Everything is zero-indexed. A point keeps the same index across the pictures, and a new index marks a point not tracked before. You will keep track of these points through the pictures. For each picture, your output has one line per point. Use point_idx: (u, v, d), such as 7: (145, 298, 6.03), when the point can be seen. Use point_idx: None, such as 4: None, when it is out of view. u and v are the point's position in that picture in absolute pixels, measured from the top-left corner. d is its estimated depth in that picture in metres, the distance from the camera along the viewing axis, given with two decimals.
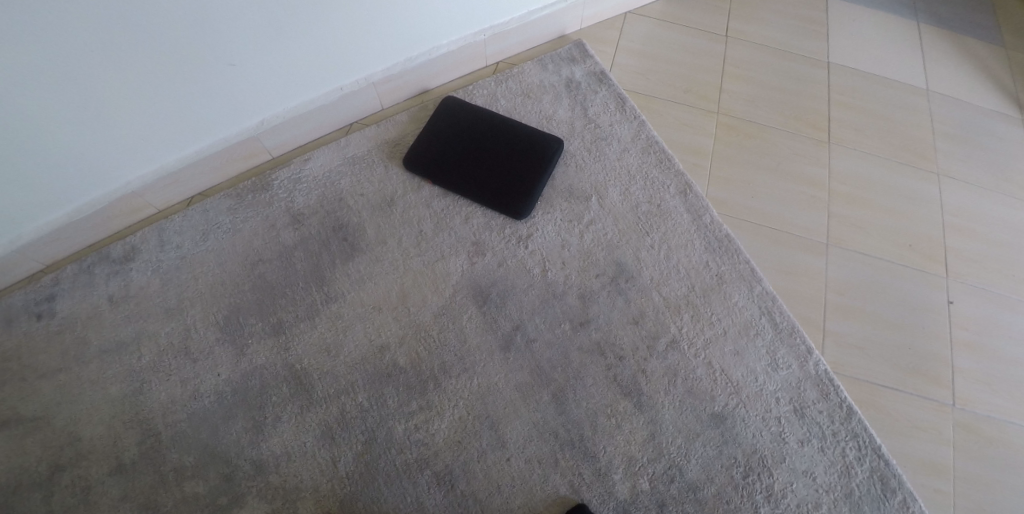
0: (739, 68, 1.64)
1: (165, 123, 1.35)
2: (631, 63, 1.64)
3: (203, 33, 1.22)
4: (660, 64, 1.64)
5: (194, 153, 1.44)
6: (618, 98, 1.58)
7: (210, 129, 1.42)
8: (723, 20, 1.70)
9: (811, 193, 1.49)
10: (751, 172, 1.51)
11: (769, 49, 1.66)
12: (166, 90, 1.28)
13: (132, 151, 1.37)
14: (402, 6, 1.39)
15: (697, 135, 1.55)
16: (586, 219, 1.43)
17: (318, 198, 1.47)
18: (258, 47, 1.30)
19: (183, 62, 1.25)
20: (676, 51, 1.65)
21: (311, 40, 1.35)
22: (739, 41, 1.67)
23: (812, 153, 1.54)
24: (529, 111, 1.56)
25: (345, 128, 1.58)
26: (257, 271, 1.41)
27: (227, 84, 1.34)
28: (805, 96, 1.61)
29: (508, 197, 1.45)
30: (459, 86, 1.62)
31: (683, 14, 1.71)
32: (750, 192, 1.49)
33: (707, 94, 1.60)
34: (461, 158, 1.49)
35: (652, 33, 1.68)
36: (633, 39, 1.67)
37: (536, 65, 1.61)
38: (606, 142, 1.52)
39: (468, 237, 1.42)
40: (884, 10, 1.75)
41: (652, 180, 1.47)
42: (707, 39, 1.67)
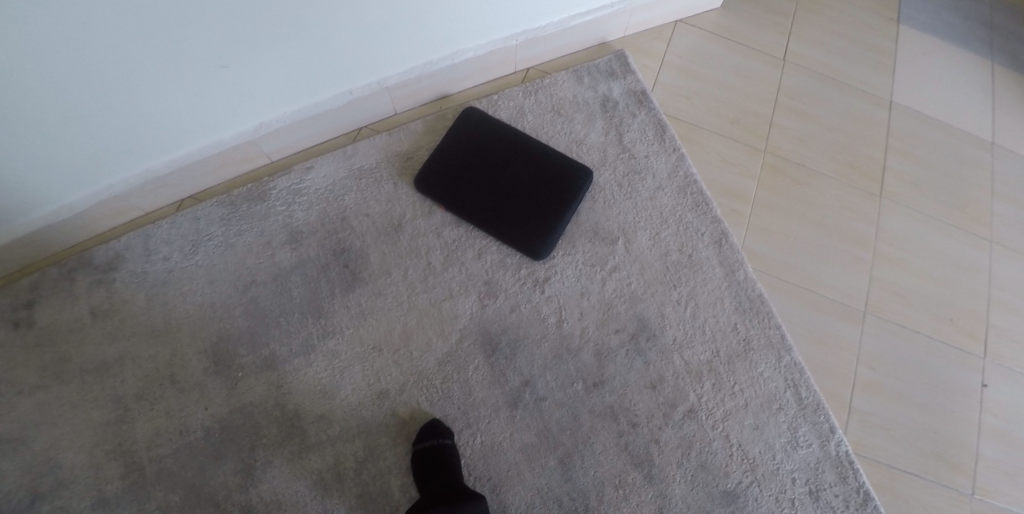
0: (795, 99, 1.51)
1: (150, 123, 1.19)
2: (675, 83, 1.49)
3: (191, 31, 1.06)
4: (708, 86, 1.50)
5: (185, 155, 1.29)
6: (657, 124, 1.43)
7: (201, 133, 1.26)
8: (784, 42, 1.56)
9: (856, 253, 1.40)
10: (792, 224, 1.40)
11: (829, 77, 1.54)
12: (149, 88, 1.12)
13: (113, 153, 1.22)
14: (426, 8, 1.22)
15: (740, 176, 1.43)
16: (609, 266, 1.32)
17: (319, 215, 1.34)
18: (256, 46, 1.14)
19: (172, 56, 1.08)
20: (728, 73, 1.51)
21: (318, 40, 1.18)
22: (799, 67, 1.55)
23: (861, 207, 1.43)
24: (558, 131, 1.41)
25: (353, 132, 1.43)
26: (251, 295, 1.30)
27: (220, 86, 1.18)
28: (861, 138, 1.49)
29: (526, 232, 1.31)
30: (483, 93, 1.45)
31: (741, 29, 1.57)
32: (787, 247, 1.38)
33: (756, 128, 1.47)
34: (478, 181, 1.35)
35: (705, 50, 1.53)
36: (682, 54, 1.52)
37: (571, 77, 1.45)
38: (640, 176, 1.39)
39: (480, 276, 1.30)
40: (956, 45, 1.62)
41: (686, 225, 1.36)
42: (764, 63, 1.53)
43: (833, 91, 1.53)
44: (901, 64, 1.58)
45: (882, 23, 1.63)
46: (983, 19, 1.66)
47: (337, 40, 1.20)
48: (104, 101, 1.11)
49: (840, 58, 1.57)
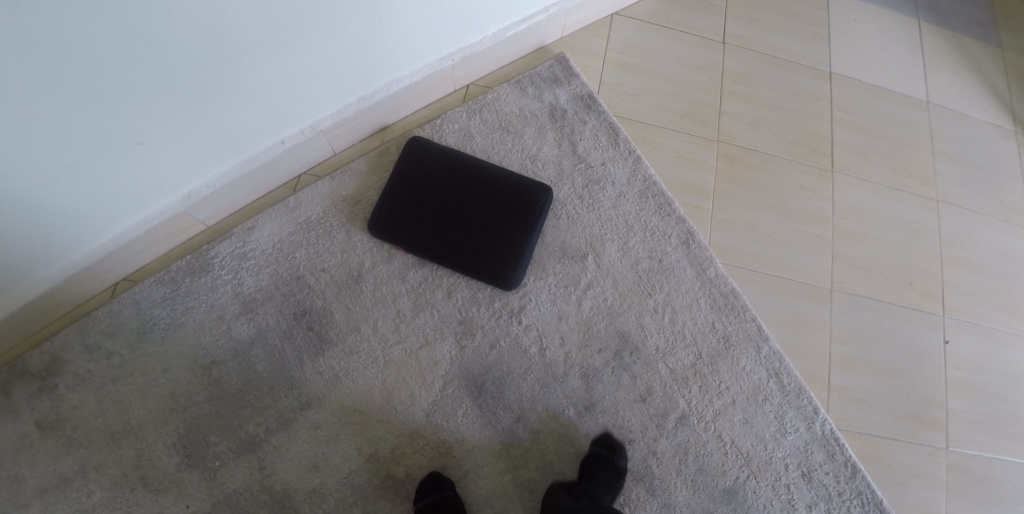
0: (739, 83, 1.50)
1: (77, 202, 1.07)
2: (620, 82, 1.45)
3: (115, 95, 0.95)
4: (652, 81, 1.47)
5: (117, 235, 1.18)
6: (609, 128, 1.39)
7: (135, 206, 1.15)
8: (719, 23, 1.54)
9: (816, 232, 1.42)
10: (753, 211, 1.41)
11: (768, 56, 1.54)
12: (72, 162, 1.00)
13: (38, 243, 1.09)
14: (365, 42, 1.13)
15: (697, 170, 1.42)
16: (583, 283, 1.29)
17: (272, 278, 1.25)
18: (190, 105, 1.03)
19: (96, 124, 0.97)
20: (669, 65, 1.49)
21: (258, 91, 1.09)
22: (738, 48, 1.53)
23: (814, 184, 1.45)
24: (510, 149, 1.35)
25: (292, 182, 1.32)
26: (213, 376, 1.21)
27: (153, 152, 1.07)
28: (805, 113, 1.50)
29: (494, 263, 1.26)
30: (425, 118, 1.37)
31: (677, 16, 1.54)
32: (750, 236, 1.39)
33: (705, 118, 1.46)
34: (434, 216, 1.28)
35: (644, 42, 1.50)
36: (622, 51, 1.48)
37: (514, 89, 1.39)
38: (600, 185, 1.35)
39: (454, 316, 1.26)
40: (882, 5, 1.64)
41: (653, 229, 1.35)
42: (703, 48, 1.51)
43: (774, 69, 1.53)
44: (835, 32, 1.59)
45: None
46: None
47: (264, 91, 1.10)
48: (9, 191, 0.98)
49: (775, 33, 1.56)
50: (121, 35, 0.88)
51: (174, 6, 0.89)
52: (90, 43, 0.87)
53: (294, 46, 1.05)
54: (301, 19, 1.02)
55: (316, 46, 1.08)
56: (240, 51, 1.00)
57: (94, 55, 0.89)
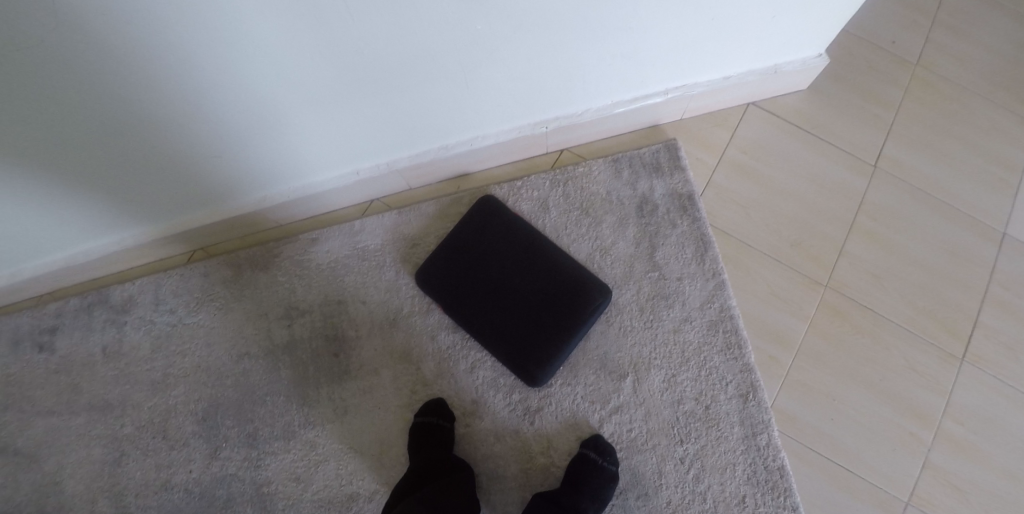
0: (878, 221, 1.22)
1: (192, 180, 1.17)
2: (731, 187, 1.26)
3: (234, 100, 1.01)
4: (772, 194, 1.25)
5: (205, 216, 1.27)
6: (699, 239, 1.23)
7: (238, 192, 1.23)
8: (879, 142, 1.25)
9: (915, 431, 1.15)
10: (841, 384, 1.17)
11: (931, 198, 1.23)
12: (192, 148, 1.09)
13: (152, 206, 1.21)
14: (473, 87, 1.10)
15: (789, 315, 1.20)
16: (611, 405, 1.19)
17: (319, 295, 1.29)
18: (302, 115, 1.08)
19: (215, 120, 1.04)
20: (797, 178, 1.25)
21: (368, 113, 1.11)
22: (891, 179, 1.24)
23: (935, 372, 1.16)
24: (582, 234, 1.26)
25: (364, 205, 1.35)
26: (244, 367, 1.27)
27: (265, 148, 1.14)
28: (953, 281, 1.20)
29: (523, 355, 1.19)
30: (507, 175, 1.32)
31: (826, 119, 1.27)
32: (823, 410, 1.17)
33: (820, 255, 1.22)
34: (479, 286, 1.23)
35: (773, 144, 1.27)
36: (745, 148, 1.27)
37: (609, 168, 1.28)
38: (666, 301, 1.21)
39: (469, 392, 1.22)
40: None
41: (710, 370, 1.18)
42: (848, 168, 1.24)
43: (930, 217, 1.22)
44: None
45: (1020, 126, 1.26)
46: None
47: (339, 130, 1.13)
48: (107, 174, 1.10)
49: (953, 171, 1.24)
50: (227, 69, 0.95)
51: (257, 55, 0.94)
52: (200, 73, 0.94)
53: (406, 80, 1.05)
54: (380, 76, 1.03)
55: (428, 82, 1.07)
56: (318, 96, 1.04)
57: (203, 82, 0.96)
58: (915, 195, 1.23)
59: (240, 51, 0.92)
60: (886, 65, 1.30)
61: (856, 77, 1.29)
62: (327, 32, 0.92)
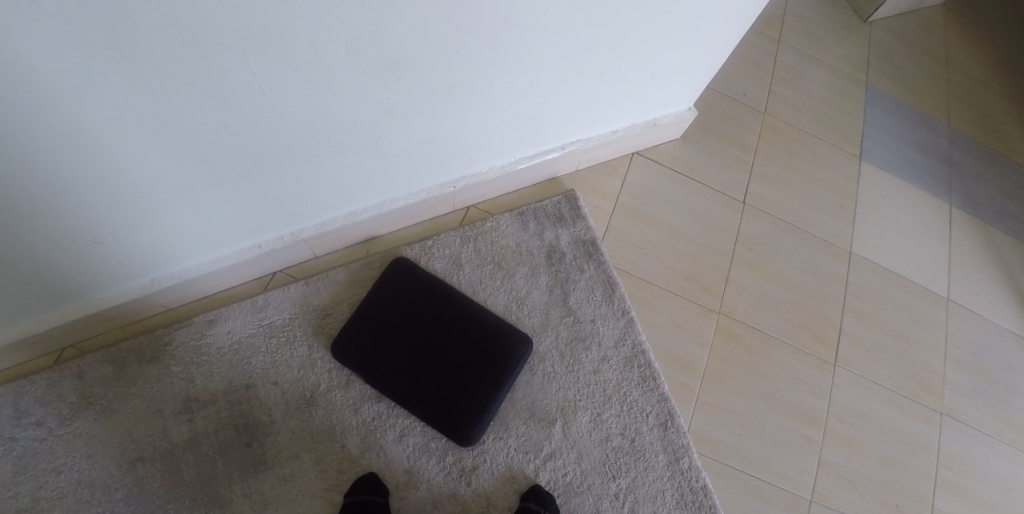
0: (754, 249, 1.42)
1: (71, 269, 1.03)
2: (629, 230, 1.39)
3: (132, 178, 0.93)
4: (664, 235, 1.40)
5: (80, 308, 1.12)
6: (606, 282, 1.33)
7: (125, 278, 1.11)
8: (745, 181, 1.48)
9: (806, 432, 1.30)
10: (743, 400, 1.30)
11: (790, 226, 1.46)
12: (74, 234, 0.97)
13: (17, 304, 1.05)
14: (389, 151, 1.11)
15: (691, 342, 1.32)
16: (545, 452, 1.21)
17: (222, 381, 1.19)
18: (207, 191, 1.01)
19: (106, 201, 0.94)
20: (684, 219, 1.42)
21: (279, 185, 1.06)
22: (760, 213, 1.46)
23: (815, 378, 1.34)
24: (498, 286, 1.30)
25: (266, 278, 1.27)
26: (137, 474, 1.13)
27: (161, 229, 1.04)
28: (816, 296, 1.41)
29: (451, 414, 1.18)
30: (417, 235, 1.34)
31: (701, 165, 1.48)
32: (732, 427, 1.28)
33: (710, 285, 1.37)
34: (399, 350, 1.20)
35: (660, 188, 1.45)
36: (637, 194, 1.43)
37: (516, 222, 1.35)
38: (584, 343, 1.28)
39: (400, 462, 1.17)
40: (916, 184, 1.57)
41: (630, 403, 1.26)
42: (723, 206, 1.45)
43: (792, 243, 1.44)
44: (863, 210, 1.51)
45: (847, 161, 1.56)
46: (944, 156, 1.63)
47: (240, 205, 1.07)
48: None
49: (802, 201, 1.49)
50: (129, 145, 0.88)
51: (154, 131, 0.87)
52: (96, 150, 0.86)
53: (322, 149, 1.03)
54: (288, 148, 1.00)
55: (343, 150, 1.06)
56: (218, 172, 0.98)
57: (98, 160, 0.88)
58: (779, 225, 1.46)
59: (134, 127, 0.85)
60: (744, 115, 1.56)
61: (719, 126, 1.53)
62: (235, 106, 0.89)
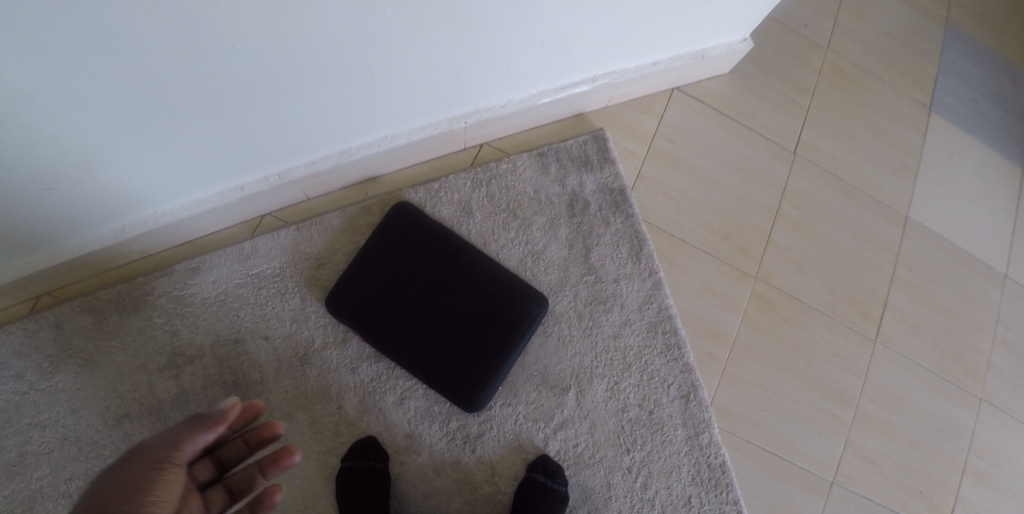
0: (800, 209, 1.33)
1: (28, 213, 0.92)
2: (661, 178, 1.27)
3: (80, 112, 0.79)
4: (703, 188, 1.29)
5: (51, 253, 1.03)
6: (633, 238, 1.19)
7: (93, 222, 1.00)
8: (797, 130, 1.36)
9: (835, 411, 1.26)
10: (773, 374, 1.25)
11: (842, 185, 1.35)
12: (24, 175, 0.85)
13: None
14: (386, 83, 0.94)
15: (723, 309, 1.25)
16: (555, 421, 1.12)
17: (209, 335, 1.11)
18: (171, 127, 0.86)
19: (53, 138, 0.82)
20: (727, 172, 1.31)
21: (256, 122, 0.91)
22: (810, 165, 1.35)
23: (850, 355, 1.28)
24: (513, 239, 1.16)
25: (253, 221, 1.14)
26: (124, 431, 1.09)
27: (124, 169, 0.91)
28: (860, 265, 1.32)
29: (456, 377, 1.08)
30: (424, 177, 1.18)
31: (750, 108, 1.35)
32: (757, 401, 1.23)
33: (749, 247, 1.28)
34: (400, 307, 1.09)
35: (702, 135, 1.32)
36: (674, 137, 1.30)
37: (535, 165, 1.19)
38: (605, 305, 1.16)
39: (400, 426, 1.10)
40: (987, 145, 1.42)
41: (651, 373, 1.17)
42: (770, 156, 1.34)
43: (841, 204, 1.34)
44: (923, 171, 1.38)
45: (913, 112, 1.41)
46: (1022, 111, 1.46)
47: (217, 144, 0.93)
48: None
49: (857, 157, 1.37)
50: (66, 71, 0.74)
51: (100, 54, 0.73)
52: (28, 76, 0.73)
53: (303, 81, 0.87)
54: (262, 79, 0.84)
55: (331, 82, 0.89)
56: (185, 108, 0.84)
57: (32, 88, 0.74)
58: (830, 183, 1.35)
59: (72, 50, 0.71)
60: (800, 50, 1.40)
61: (772, 62, 1.38)
62: (188, 26, 0.73)
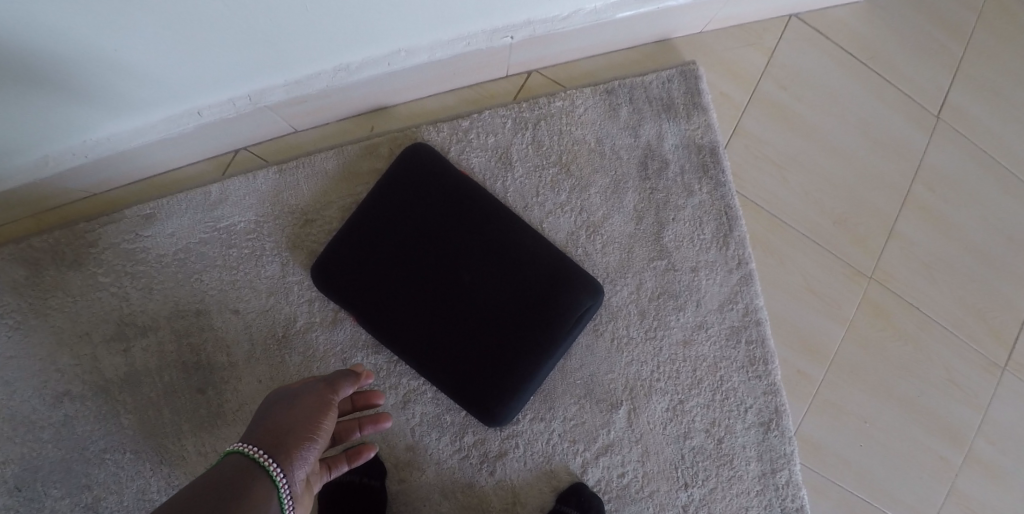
0: (937, 190, 1.01)
1: None
2: (766, 137, 0.96)
3: None
4: (815, 153, 0.98)
5: None
6: (721, 215, 0.90)
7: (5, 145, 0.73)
8: (946, 83, 1.02)
9: (944, 452, 0.99)
10: (872, 402, 0.99)
11: (996, 162, 1.02)
12: None
13: None
14: None
15: (823, 315, 0.97)
16: (598, 444, 0.88)
17: (166, 303, 0.87)
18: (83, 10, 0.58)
19: None
20: (848, 135, 0.99)
21: (215, 15, 0.62)
22: (957, 133, 1.02)
23: (973, 384, 1.00)
24: (563, 204, 0.87)
25: (225, 158, 0.87)
26: (64, 413, 0.87)
27: (26, 72, 0.63)
28: (1003, 269, 1.02)
29: (473, 383, 0.82)
30: (451, 111, 0.89)
31: (888, 49, 1.01)
32: (848, 432, 0.98)
33: (865, 236, 0.99)
34: (405, 285, 0.81)
35: (821, 80, 0.99)
36: (786, 84, 0.97)
37: (601, 106, 0.89)
38: (676, 301, 0.89)
39: (401, 436, 0.86)
40: None
41: (724, 393, 0.91)
42: (908, 117, 1.01)
43: (991, 187, 1.02)
44: None
45: None
46: None
47: (153, 51, 0.65)
48: None
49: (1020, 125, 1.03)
50: None
51: None
52: None
53: None
54: None
55: None
56: None
57: None
58: (981, 158, 1.02)
59: None
60: None
61: None
62: None
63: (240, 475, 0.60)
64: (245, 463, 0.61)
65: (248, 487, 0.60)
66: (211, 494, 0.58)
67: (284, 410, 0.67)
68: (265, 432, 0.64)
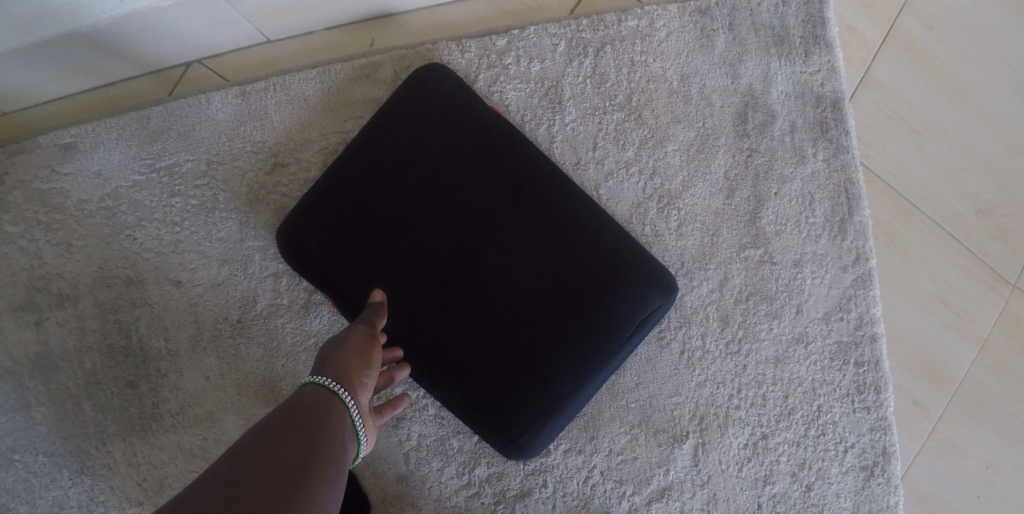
0: None
1: None
2: (901, 92, 0.72)
3: None
4: (959, 113, 0.72)
5: None
6: (838, 191, 0.66)
7: None
8: None
9: None
10: (1002, 447, 0.72)
11: None
12: None
13: None
14: None
15: (948, 329, 0.72)
16: (652, 487, 0.66)
17: (89, 268, 0.64)
18: None
19: None
20: (1007, 91, 0.72)
21: None
22: None
23: None
24: (628, 165, 0.64)
25: (173, 73, 0.64)
26: None
27: None
28: None
29: (486, 401, 0.56)
30: (479, 25, 0.65)
31: None
32: (974, 490, 0.72)
33: (1013, 227, 0.72)
34: (398, 256, 0.56)
35: (979, 15, 0.72)
36: (934, 22, 0.72)
37: (688, 33, 0.65)
38: (771, 305, 0.66)
39: (392, 461, 0.64)
40: None
41: (820, 427, 0.67)
42: None
43: None
44: None
45: None
46: None
47: None
48: None
49: None
50: None
51: None
52: None
53: None
54: None
55: None
56: None
57: None
58: None
59: None
60: None
61: None
62: None
63: (317, 406, 0.46)
64: (320, 396, 0.46)
65: (324, 417, 0.45)
66: (288, 428, 0.43)
67: (324, 352, 0.50)
68: (317, 371, 0.48)
